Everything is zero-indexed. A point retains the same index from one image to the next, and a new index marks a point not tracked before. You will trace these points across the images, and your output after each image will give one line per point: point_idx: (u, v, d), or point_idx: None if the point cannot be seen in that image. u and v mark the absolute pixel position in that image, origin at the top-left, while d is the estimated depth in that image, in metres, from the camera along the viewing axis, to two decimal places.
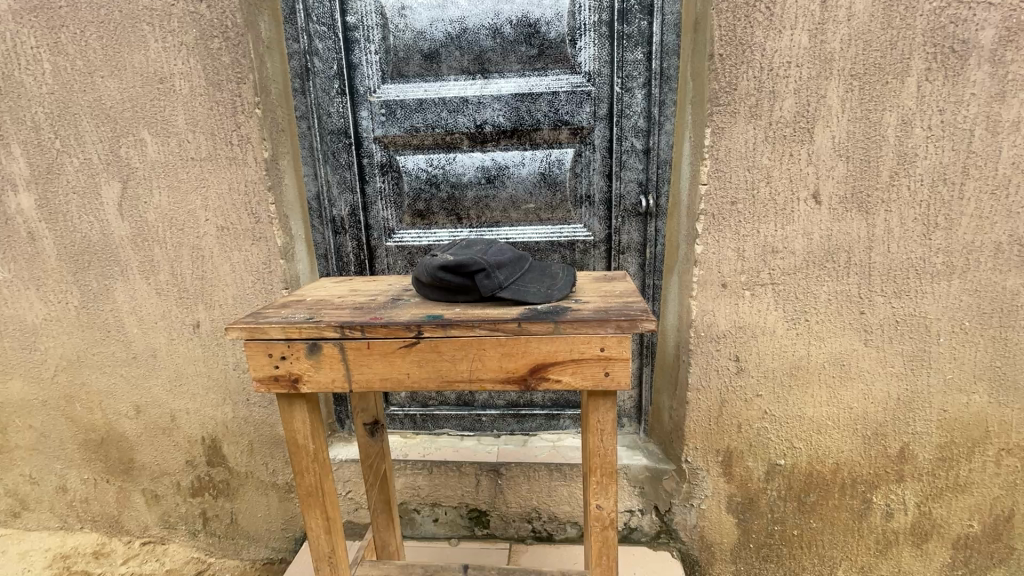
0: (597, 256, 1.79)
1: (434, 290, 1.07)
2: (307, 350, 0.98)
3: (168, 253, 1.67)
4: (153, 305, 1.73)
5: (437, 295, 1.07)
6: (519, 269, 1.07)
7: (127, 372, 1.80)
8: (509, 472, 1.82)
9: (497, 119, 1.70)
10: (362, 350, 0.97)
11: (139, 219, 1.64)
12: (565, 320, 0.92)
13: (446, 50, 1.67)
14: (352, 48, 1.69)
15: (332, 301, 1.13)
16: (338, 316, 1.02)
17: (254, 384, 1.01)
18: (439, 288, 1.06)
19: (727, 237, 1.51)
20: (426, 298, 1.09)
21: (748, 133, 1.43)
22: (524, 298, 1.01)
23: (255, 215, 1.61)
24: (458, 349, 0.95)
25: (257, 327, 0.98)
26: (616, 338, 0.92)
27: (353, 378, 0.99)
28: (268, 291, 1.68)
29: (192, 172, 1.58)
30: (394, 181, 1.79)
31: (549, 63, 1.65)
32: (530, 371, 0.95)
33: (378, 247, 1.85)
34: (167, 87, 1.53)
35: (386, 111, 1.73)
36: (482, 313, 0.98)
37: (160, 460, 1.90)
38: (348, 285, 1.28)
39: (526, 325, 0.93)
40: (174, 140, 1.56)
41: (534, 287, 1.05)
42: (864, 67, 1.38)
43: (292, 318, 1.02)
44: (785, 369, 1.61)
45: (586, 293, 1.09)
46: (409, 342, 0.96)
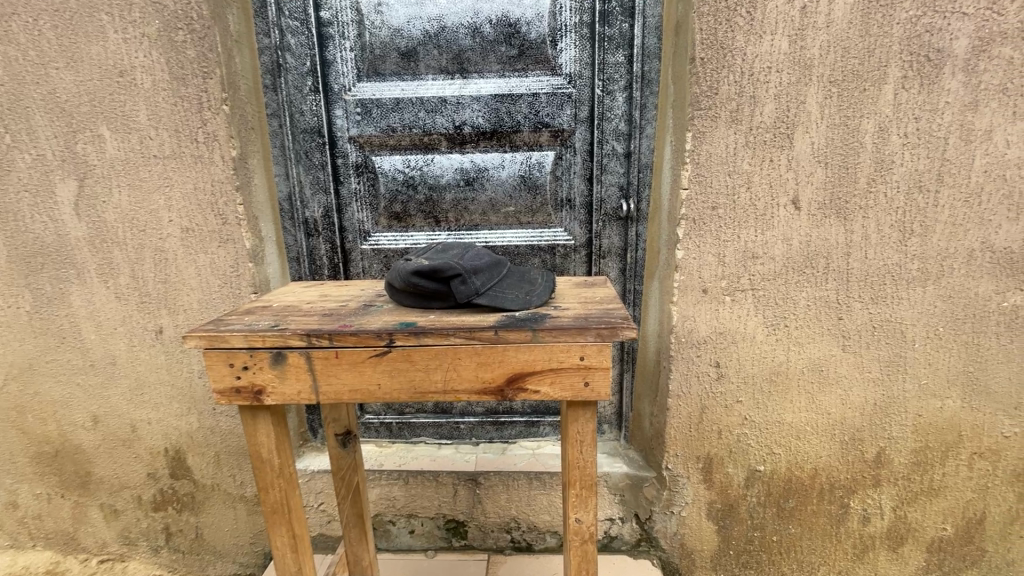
0: (577, 260, 1.77)
1: (407, 296, 1.03)
2: (271, 359, 0.93)
3: (128, 255, 1.58)
4: (112, 310, 1.64)
5: (410, 301, 1.03)
6: (498, 275, 1.03)
7: (84, 381, 1.71)
8: (487, 481, 1.78)
9: (476, 120, 1.66)
10: (330, 359, 0.92)
11: (97, 220, 1.55)
12: (544, 328, 0.89)
13: (423, 48, 1.62)
14: (326, 44, 1.63)
15: (300, 308, 1.08)
16: (306, 324, 0.97)
17: (214, 396, 0.95)
18: (413, 294, 1.02)
19: (707, 242, 1.50)
20: (399, 304, 1.04)
21: (729, 137, 1.42)
22: (501, 305, 0.97)
23: (222, 216, 1.54)
24: (432, 358, 0.91)
25: (218, 335, 0.93)
26: (596, 347, 0.89)
27: (320, 389, 0.94)
28: (235, 296, 1.61)
29: (154, 170, 1.51)
30: (370, 182, 1.74)
31: (529, 64, 1.62)
32: (507, 381, 0.91)
33: (353, 249, 1.80)
34: (127, 81, 1.45)
35: (362, 110, 1.67)
36: (458, 321, 0.94)
37: (120, 473, 1.80)
38: (319, 290, 1.22)
39: (503, 333, 0.89)
40: (135, 137, 1.49)
41: (513, 294, 1.01)
42: (842, 74, 1.38)
43: (256, 326, 0.97)
44: (765, 374, 1.61)
45: (566, 300, 1.06)
46: (380, 351, 0.91)
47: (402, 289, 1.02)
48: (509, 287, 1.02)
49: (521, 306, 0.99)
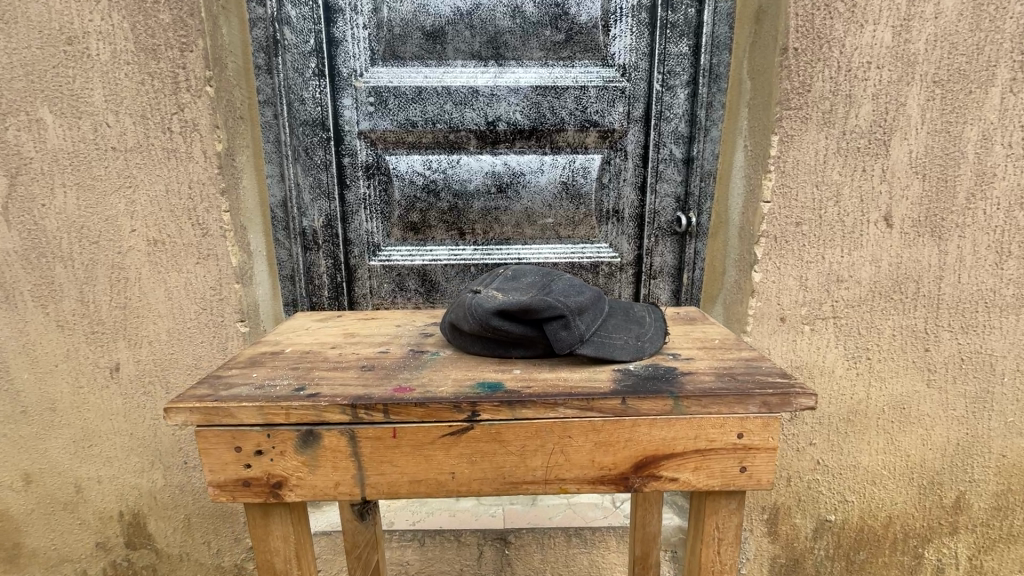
0: (623, 281, 1.54)
1: (478, 342, 0.77)
2: (298, 441, 0.65)
3: (75, 273, 1.24)
4: (54, 343, 1.29)
5: (483, 349, 0.77)
6: (600, 314, 0.78)
7: (14, 431, 1.35)
8: (518, 540, 1.51)
9: (513, 115, 1.41)
10: (386, 439, 0.65)
11: (34, 228, 1.21)
12: (688, 394, 0.64)
13: (453, 27, 1.36)
14: (333, 18, 1.34)
15: (327, 356, 0.80)
16: (345, 386, 0.69)
17: (211, 494, 0.65)
18: (487, 341, 0.76)
19: (789, 263, 1.29)
20: (465, 353, 0.79)
21: (820, 142, 1.22)
22: (611, 357, 0.72)
23: (202, 225, 1.22)
24: (533, 436, 0.65)
25: (218, 408, 0.64)
26: (761, 420, 0.65)
27: (369, 481, 0.66)
28: (216, 325, 1.29)
29: (113, 167, 1.18)
30: (382, 187, 1.46)
31: (578, 52, 1.39)
32: (633, 468, 0.66)
33: (358, 266, 1.50)
34: (77, 51, 1.12)
35: (375, 99, 1.39)
36: (561, 381, 0.69)
37: (60, 544, 1.44)
38: (340, 327, 0.94)
39: (636, 403, 0.64)
40: (87, 123, 1.16)
41: (622, 340, 0.76)
42: (948, 73, 1.20)
43: (273, 390, 0.68)
44: (842, 413, 1.40)
45: (680, 345, 0.82)
46: (459, 428, 0.65)
47: (471, 334, 0.77)
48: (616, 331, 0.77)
49: (637, 356, 0.74)
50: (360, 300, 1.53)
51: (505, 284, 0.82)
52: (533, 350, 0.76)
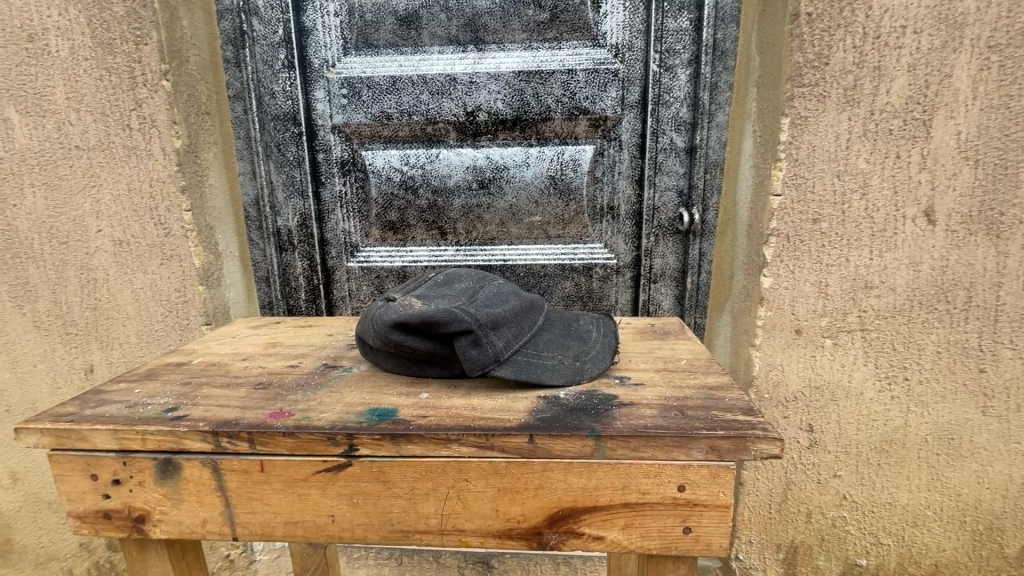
0: (620, 285, 1.39)
1: (387, 359, 0.67)
2: (156, 470, 0.56)
3: (47, 273, 1.22)
4: (34, 344, 1.26)
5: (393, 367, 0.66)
6: (529, 329, 0.65)
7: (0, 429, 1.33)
8: (502, 565, 1.39)
9: (495, 104, 1.29)
10: (253, 473, 0.55)
11: (6, 228, 1.19)
12: (614, 434, 0.51)
13: (428, 11, 1.26)
14: (302, 6, 1.28)
15: (230, 370, 0.71)
16: (222, 408, 0.59)
17: (70, 525, 0.58)
18: (395, 357, 0.65)
19: (806, 267, 1.10)
20: (375, 370, 0.68)
21: (841, 125, 1.03)
22: (535, 382, 0.60)
23: (164, 225, 1.18)
24: (423, 477, 0.53)
25: (70, 431, 0.56)
26: (709, 470, 0.51)
27: (239, 520, 0.57)
28: (182, 327, 1.25)
29: (76, 166, 1.15)
30: (359, 184, 1.38)
31: (564, 32, 1.26)
32: (548, 521, 0.53)
33: (337, 268, 1.43)
34: (38, 48, 1.10)
35: (348, 91, 1.32)
36: (468, 409, 0.57)
37: (47, 542, 1.42)
38: (269, 335, 0.86)
39: (547, 442, 0.51)
40: (51, 121, 1.13)
41: (553, 360, 0.63)
42: (1008, 35, 0.98)
43: (142, 410, 0.60)
44: (874, 442, 1.19)
45: (634, 366, 0.68)
46: (336, 464, 0.54)
47: (378, 349, 0.66)
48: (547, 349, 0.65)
49: (570, 380, 0.61)
50: (339, 303, 1.46)
51: (427, 291, 0.71)
52: (448, 368, 0.64)
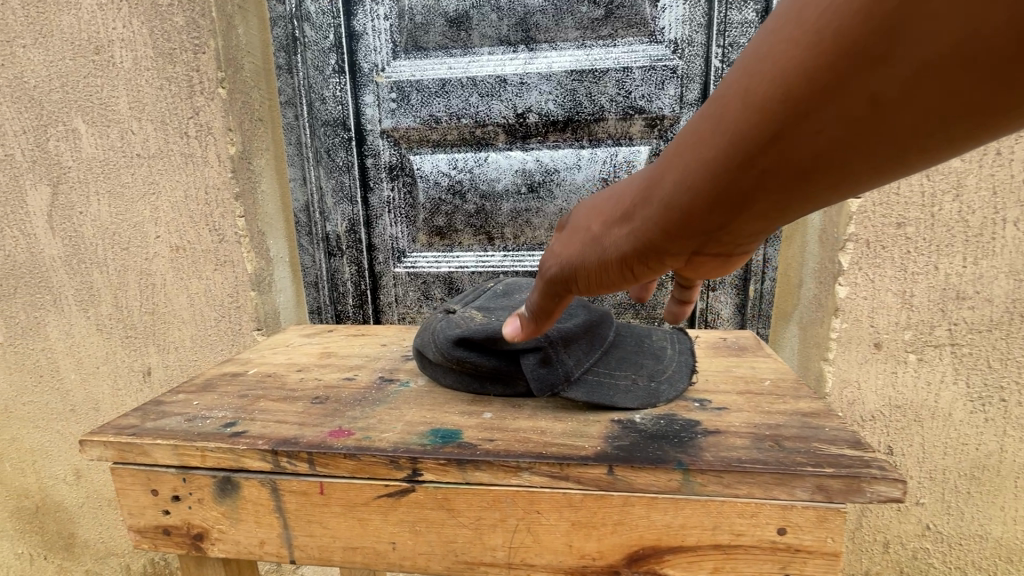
0: None
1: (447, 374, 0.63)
2: (216, 488, 0.55)
3: (110, 279, 1.25)
4: (94, 346, 1.30)
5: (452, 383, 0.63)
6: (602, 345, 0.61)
7: (65, 428, 1.37)
8: None
9: (545, 105, 1.25)
10: (312, 495, 0.53)
11: (74, 234, 1.23)
12: (704, 469, 0.45)
13: (478, 11, 1.24)
14: (353, 11, 1.28)
15: (286, 382, 0.69)
16: (281, 423, 0.57)
17: (131, 540, 0.58)
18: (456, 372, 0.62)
19: (889, 275, 0.97)
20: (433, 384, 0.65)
21: None
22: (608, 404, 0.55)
23: (219, 232, 1.19)
24: (490, 507, 0.49)
25: (131, 445, 0.55)
26: (815, 513, 0.45)
27: (298, 542, 0.54)
28: (234, 332, 1.25)
29: (138, 174, 1.18)
30: (407, 189, 1.36)
31: (620, 29, 1.20)
32: (626, 560, 0.48)
33: (384, 273, 1.42)
34: (104, 60, 1.13)
35: (397, 95, 1.30)
36: (536, 434, 0.52)
37: (107, 538, 1.45)
38: (323, 345, 0.85)
39: (628, 474, 0.46)
40: (115, 131, 1.16)
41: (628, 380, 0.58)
42: None
43: (200, 424, 0.58)
44: (964, 468, 1.02)
45: (713, 389, 0.62)
46: (398, 488, 0.51)
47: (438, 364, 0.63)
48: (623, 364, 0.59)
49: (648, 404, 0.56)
50: (385, 309, 1.45)
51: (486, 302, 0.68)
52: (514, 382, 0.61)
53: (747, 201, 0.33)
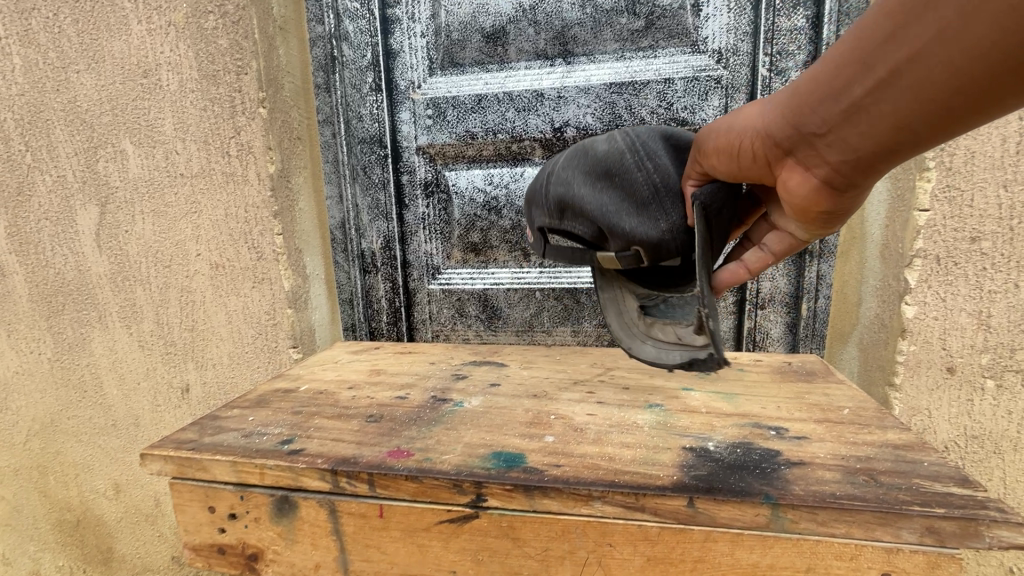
0: (721, 311, 1.25)
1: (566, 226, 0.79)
2: (273, 507, 0.52)
3: (152, 296, 1.27)
4: (136, 362, 1.32)
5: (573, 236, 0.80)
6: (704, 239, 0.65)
7: (107, 442, 1.38)
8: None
9: (583, 118, 1.22)
10: (371, 518, 0.50)
11: (120, 253, 1.26)
12: (800, 510, 0.41)
13: (515, 26, 1.23)
14: (390, 30, 1.29)
15: (339, 401, 0.67)
16: (337, 442, 0.55)
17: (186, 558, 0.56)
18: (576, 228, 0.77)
19: (962, 294, 0.89)
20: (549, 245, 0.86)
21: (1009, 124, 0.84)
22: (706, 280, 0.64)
23: (257, 248, 1.20)
24: (559, 538, 0.46)
25: (193, 459, 0.54)
26: (926, 558, 0.40)
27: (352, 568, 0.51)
28: (270, 350, 1.25)
29: (180, 193, 1.20)
30: (442, 205, 1.35)
31: (660, 39, 1.18)
32: None
33: (418, 290, 1.41)
34: (151, 83, 1.16)
35: (433, 111, 1.30)
36: (603, 459, 0.48)
37: (143, 554, 1.45)
38: (371, 362, 0.83)
39: (709, 507, 0.42)
40: (160, 151, 1.19)
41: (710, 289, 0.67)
42: None
43: (258, 440, 0.57)
44: None
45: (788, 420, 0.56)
46: (461, 514, 0.48)
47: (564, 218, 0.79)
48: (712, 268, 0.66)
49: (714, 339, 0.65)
50: (419, 326, 1.43)
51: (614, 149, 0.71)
52: (634, 226, 0.69)
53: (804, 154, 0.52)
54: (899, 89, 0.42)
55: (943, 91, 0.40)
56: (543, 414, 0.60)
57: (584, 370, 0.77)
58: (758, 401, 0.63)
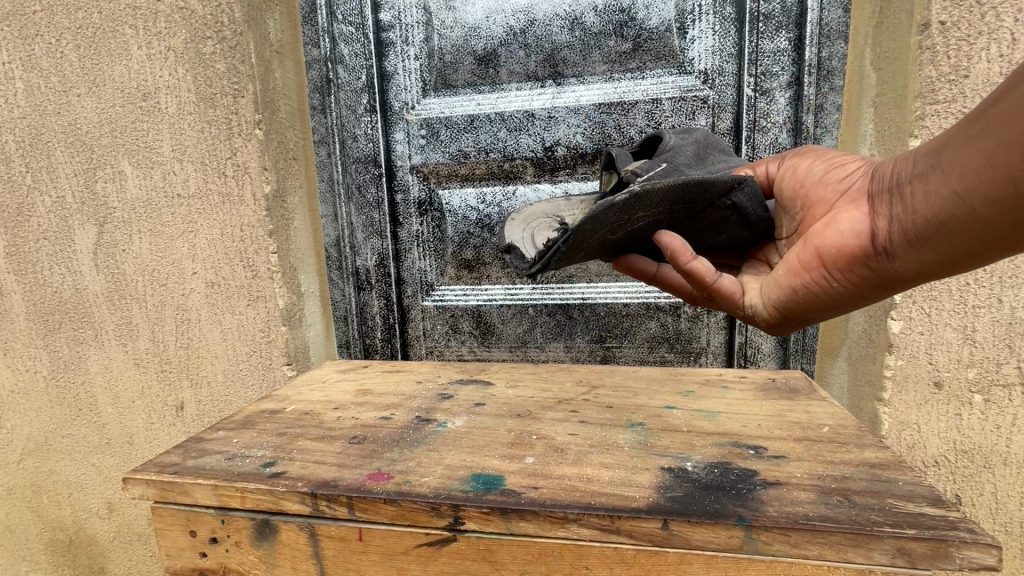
0: (712, 326, 1.26)
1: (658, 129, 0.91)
2: (253, 532, 0.56)
3: (149, 314, 1.28)
4: (131, 380, 1.32)
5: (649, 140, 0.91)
6: (702, 178, 0.73)
7: (100, 461, 1.38)
8: None
9: (573, 138, 1.25)
10: (351, 542, 0.53)
11: (117, 272, 1.27)
12: (768, 528, 0.45)
13: (506, 49, 1.26)
14: (385, 53, 1.32)
15: (323, 421, 0.70)
16: (319, 465, 0.58)
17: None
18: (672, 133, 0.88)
19: (947, 309, 0.90)
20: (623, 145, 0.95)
21: None
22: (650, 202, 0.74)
23: (252, 266, 1.21)
24: (535, 560, 0.49)
25: (175, 484, 0.58)
26: None
27: None
28: (265, 367, 1.25)
29: (178, 213, 1.22)
30: (435, 223, 1.37)
31: (648, 61, 1.20)
32: None
33: (412, 307, 1.42)
34: (150, 106, 1.18)
35: (427, 131, 1.33)
36: (582, 481, 0.52)
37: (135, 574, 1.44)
38: (356, 382, 0.85)
39: (684, 529, 0.46)
40: (158, 172, 1.21)
41: (650, 202, 0.73)
42: None
43: (240, 463, 0.60)
44: None
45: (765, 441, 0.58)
46: (438, 537, 0.51)
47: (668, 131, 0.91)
48: (674, 193, 0.73)
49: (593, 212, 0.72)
50: (414, 343, 1.44)
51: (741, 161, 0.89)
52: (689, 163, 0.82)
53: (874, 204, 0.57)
54: (973, 151, 0.46)
55: (1007, 160, 0.43)
56: (524, 435, 0.63)
57: (569, 389, 0.78)
58: (740, 419, 0.66)
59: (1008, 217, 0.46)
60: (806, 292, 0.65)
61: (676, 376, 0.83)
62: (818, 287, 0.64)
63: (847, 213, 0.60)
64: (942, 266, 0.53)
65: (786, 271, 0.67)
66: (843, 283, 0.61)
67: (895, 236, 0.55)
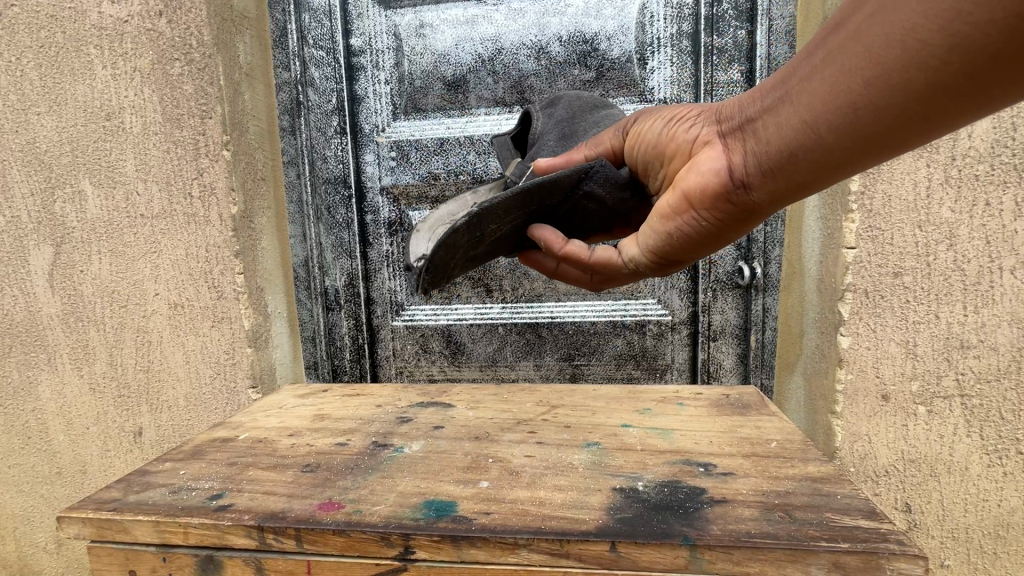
0: (676, 343, 1.30)
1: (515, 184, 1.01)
2: (196, 567, 0.55)
3: (106, 337, 1.24)
4: (86, 406, 1.27)
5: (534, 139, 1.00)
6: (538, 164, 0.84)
7: (50, 491, 1.32)
8: None
9: None
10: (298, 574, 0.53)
11: (74, 293, 1.23)
12: (710, 547, 0.46)
13: (475, 75, 1.29)
14: (355, 76, 1.34)
15: (276, 449, 0.69)
16: (268, 495, 0.58)
17: None
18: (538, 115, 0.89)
19: (890, 325, 0.96)
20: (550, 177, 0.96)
21: (919, 172, 0.92)
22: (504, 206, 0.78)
23: (217, 288, 1.19)
24: None
25: (113, 522, 0.56)
26: None
27: None
28: (229, 390, 1.23)
29: (140, 234, 1.19)
30: (406, 243, 1.38)
31: (611, 89, 1.25)
32: None
33: (381, 326, 1.42)
34: (114, 125, 1.17)
35: (397, 153, 1.35)
36: (534, 505, 0.53)
37: None
38: (317, 407, 0.85)
39: (631, 551, 0.47)
40: (120, 192, 1.19)
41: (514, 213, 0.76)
42: None
43: (185, 497, 0.59)
44: (987, 527, 0.95)
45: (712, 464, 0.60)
46: (389, 566, 0.51)
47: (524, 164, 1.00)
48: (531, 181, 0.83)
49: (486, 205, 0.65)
50: (383, 363, 1.43)
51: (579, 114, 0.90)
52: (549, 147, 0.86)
53: (775, 160, 0.52)
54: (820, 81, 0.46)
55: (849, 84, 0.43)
56: (482, 458, 0.64)
57: (530, 410, 0.79)
58: (693, 436, 0.68)
59: (845, 143, 0.46)
60: (675, 235, 0.64)
61: (635, 395, 0.84)
62: (689, 228, 0.62)
63: (705, 155, 0.59)
64: (789, 194, 0.55)
65: (659, 219, 0.64)
66: (711, 221, 0.60)
67: (751, 168, 0.55)
